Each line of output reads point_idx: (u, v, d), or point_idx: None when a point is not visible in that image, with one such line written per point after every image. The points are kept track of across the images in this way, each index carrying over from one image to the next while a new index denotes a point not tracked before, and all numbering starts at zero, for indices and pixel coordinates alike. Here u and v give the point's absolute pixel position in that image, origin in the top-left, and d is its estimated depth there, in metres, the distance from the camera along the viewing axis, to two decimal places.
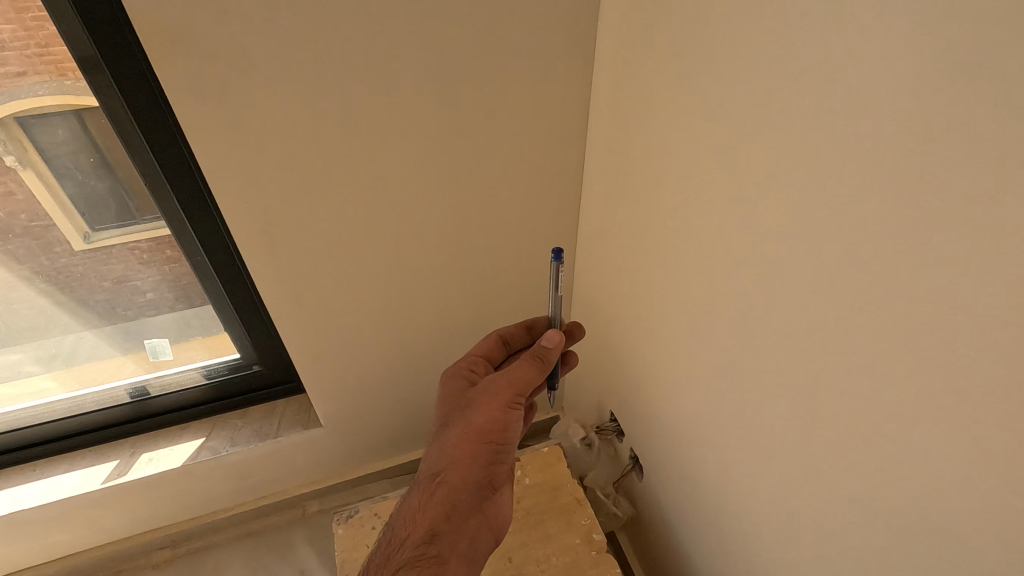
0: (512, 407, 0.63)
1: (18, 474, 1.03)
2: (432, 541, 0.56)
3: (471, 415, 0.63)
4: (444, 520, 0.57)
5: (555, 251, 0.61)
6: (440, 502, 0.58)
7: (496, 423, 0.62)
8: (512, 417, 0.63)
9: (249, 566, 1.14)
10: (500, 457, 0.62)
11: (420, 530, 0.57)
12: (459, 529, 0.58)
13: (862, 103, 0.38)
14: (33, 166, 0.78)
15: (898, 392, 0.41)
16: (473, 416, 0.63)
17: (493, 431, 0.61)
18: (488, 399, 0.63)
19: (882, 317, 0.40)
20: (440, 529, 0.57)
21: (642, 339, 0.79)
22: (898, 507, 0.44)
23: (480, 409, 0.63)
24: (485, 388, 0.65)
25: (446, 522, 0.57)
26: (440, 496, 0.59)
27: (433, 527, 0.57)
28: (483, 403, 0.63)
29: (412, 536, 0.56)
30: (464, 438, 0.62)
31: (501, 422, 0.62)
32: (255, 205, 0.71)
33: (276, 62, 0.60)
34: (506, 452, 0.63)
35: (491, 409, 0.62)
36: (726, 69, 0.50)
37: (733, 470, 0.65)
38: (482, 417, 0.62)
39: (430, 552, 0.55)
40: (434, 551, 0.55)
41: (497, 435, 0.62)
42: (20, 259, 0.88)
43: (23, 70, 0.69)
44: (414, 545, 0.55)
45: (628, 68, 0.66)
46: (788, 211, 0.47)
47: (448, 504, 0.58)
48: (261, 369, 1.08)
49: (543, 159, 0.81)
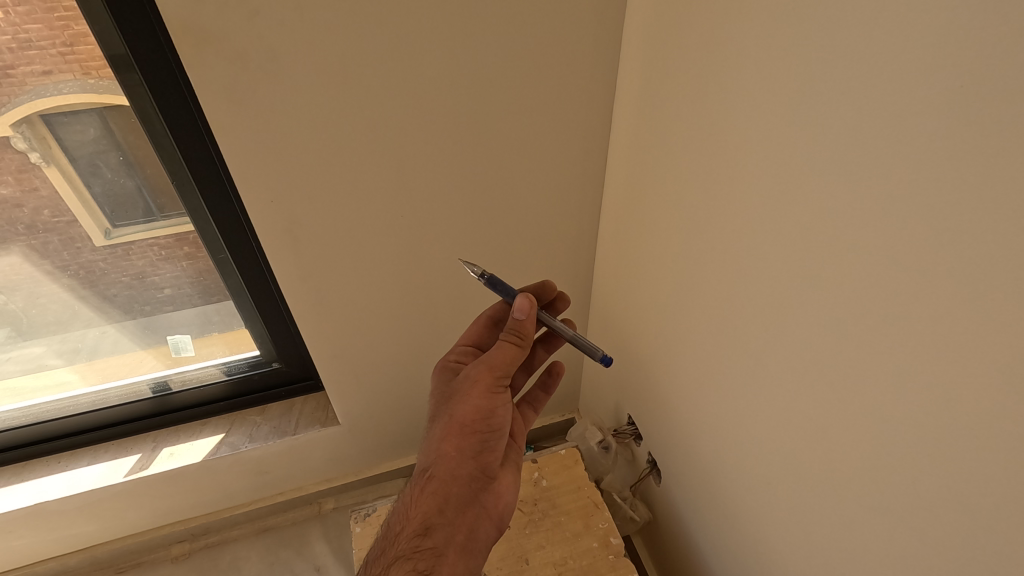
0: (495, 392, 0.62)
1: (40, 466, 1.05)
2: (425, 535, 0.56)
3: (455, 404, 0.62)
4: (437, 513, 0.57)
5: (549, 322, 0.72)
6: (432, 496, 0.58)
7: (480, 411, 0.61)
8: (495, 402, 0.62)
9: (266, 561, 1.15)
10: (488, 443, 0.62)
11: (413, 524, 0.56)
12: (453, 521, 0.58)
13: (905, 107, 0.37)
14: (57, 163, 0.80)
15: (932, 403, 0.40)
16: (457, 406, 0.62)
17: (477, 420, 0.61)
18: (469, 387, 0.62)
19: (919, 326, 0.40)
20: (433, 522, 0.56)
21: (662, 343, 0.78)
22: (928, 520, 0.43)
23: (463, 398, 0.62)
24: (467, 375, 0.63)
25: (439, 515, 0.57)
26: (431, 490, 0.58)
27: (425, 520, 0.56)
28: (466, 392, 0.62)
29: (407, 530, 0.56)
30: (450, 429, 0.61)
31: (485, 411, 0.61)
32: (280, 204, 0.72)
33: (305, 62, 0.60)
34: (496, 438, 0.62)
35: (475, 396, 0.61)
36: (758, 72, 0.50)
37: (755, 477, 0.65)
38: (465, 406, 0.61)
39: (425, 545, 0.55)
40: (429, 544, 0.55)
41: (482, 423, 0.61)
42: (45, 254, 0.89)
43: (47, 69, 0.70)
44: (409, 539, 0.56)
45: (655, 68, 0.65)
46: (821, 216, 0.46)
47: (439, 496, 0.58)
48: (280, 366, 1.09)
49: (567, 161, 0.80)
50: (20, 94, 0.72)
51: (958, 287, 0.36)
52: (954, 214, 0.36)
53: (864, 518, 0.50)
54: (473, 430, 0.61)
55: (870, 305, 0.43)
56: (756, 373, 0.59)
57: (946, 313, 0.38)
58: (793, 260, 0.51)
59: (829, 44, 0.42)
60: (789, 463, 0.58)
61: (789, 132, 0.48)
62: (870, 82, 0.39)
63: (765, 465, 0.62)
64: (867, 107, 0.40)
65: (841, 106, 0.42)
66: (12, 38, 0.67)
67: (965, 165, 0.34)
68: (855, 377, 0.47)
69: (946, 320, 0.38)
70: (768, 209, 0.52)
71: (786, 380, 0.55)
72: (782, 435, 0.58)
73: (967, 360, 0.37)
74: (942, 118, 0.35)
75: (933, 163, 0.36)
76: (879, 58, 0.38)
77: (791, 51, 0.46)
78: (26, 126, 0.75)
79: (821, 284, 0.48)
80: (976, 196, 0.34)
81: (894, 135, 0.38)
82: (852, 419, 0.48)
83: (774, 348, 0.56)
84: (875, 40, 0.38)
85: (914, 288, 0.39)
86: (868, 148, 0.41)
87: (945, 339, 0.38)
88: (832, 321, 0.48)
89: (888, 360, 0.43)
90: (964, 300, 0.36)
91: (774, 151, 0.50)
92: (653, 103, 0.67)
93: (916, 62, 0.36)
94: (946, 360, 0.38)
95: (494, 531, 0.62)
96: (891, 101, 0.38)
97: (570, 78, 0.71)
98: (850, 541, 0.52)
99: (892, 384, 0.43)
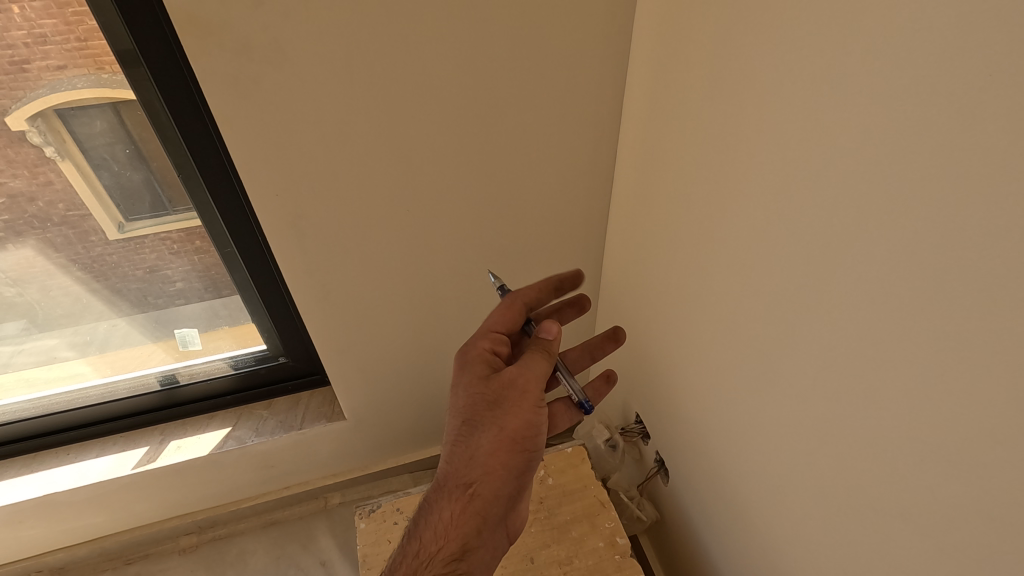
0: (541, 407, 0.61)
1: (53, 457, 1.06)
2: (463, 557, 0.56)
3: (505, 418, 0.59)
4: (475, 535, 0.57)
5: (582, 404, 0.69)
6: (474, 516, 0.57)
7: (530, 429, 0.60)
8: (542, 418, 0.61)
9: (272, 555, 1.15)
10: (527, 460, 0.61)
11: (451, 545, 0.56)
12: (486, 542, 0.58)
13: (920, 103, 0.36)
14: (71, 157, 0.80)
15: (944, 408, 0.39)
16: (506, 419, 0.59)
17: (527, 438, 0.59)
18: (521, 400, 0.60)
19: (936, 326, 0.38)
20: (472, 545, 0.57)
21: (670, 341, 0.77)
22: (941, 526, 0.41)
23: (514, 411, 0.59)
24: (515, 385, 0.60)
25: (477, 537, 0.57)
26: (473, 511, 0.57)
27: (465, 543, 0.57)
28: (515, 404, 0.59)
29: (444, 552, 0.56)
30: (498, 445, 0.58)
31: (534, 427, 0.60)
32: (284, 198, 0.71)
33: (309, 56, 0.60)
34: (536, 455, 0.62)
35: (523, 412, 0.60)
36: (770, 63, 0.48)
37: (763, 479, 0.63)
38: (516, 422, 0.59)
39: (462, 569, 0.55)
40: (465, 568, 0.56)
41: (529, 440, 0.60)
42: (57, 248, 0.90)
43: (63, 63, 0.70)
44: (446, 562, 0.55)
45: (664, 61, 0.63)
46: (833, 210, 0.45)
47: (479, 518, 0.58)
48: (287, 361, 1.09)
49: (575, 156, 0.79)
50: (36, 88, 0.72)
51: (974, 288, 0.35)
52: (969, 213, 0.34)
53: (875, 524, 0.48)
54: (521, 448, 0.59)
55: (885, 303, 0.42)
56: (766, 373, 0.58)
57: (959, 314, 0.36)
58: (806, 257, 0.49)
59: (846, 31, 0.40)
60: (798, 466, 0.56)
61: (803, 125, 0.46)
62: (884, 77, 0.38)
63: (774, 467, 0.60)
64: (880, 102, 0.39)
65: (856, 96, 0.40)
66: (28, 33, 0.67)
67: (989, 158, 0.32)
68: (869, 380, 0.45)
69: (966, 320, 0.36)
70: (779, 203, 0.51)
71: (797, 381, 0.54)
72: (790, 437, 0.57)
73: (984, 362, 0.35)
74: (963, 108, 0.33)
75: (953, 157, 0.35)
76: (895, 51, 0.37)
77: (805, 39, 0.44)
78: (41, 120, 0.75)
79: (834, 279, 0.46)
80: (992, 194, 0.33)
81: (914, 125, 0.37)
82: (865, 421, 0.46)
83: (785, 348, 0.54)
84: (895, 29, 0.37)
85: (931, 286, 0.38)
86: (881, 146, 0.39)
87: (962, 341, 0.36)
88: (844, 319, 0.46)
89: (903, 362, 0.41)
90: (978, 300, 0.35)
91: (786, 144, 0.48)
92: (663, 96, 0.65)
93: (933, 55, 0.34)
94: (964, 362, 0.37)
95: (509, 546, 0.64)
96: (907, 93, 0.37)
97: (579, 72, 0.69)
98: (858, 546, 0.51)
99: (907, 386, 0.41)
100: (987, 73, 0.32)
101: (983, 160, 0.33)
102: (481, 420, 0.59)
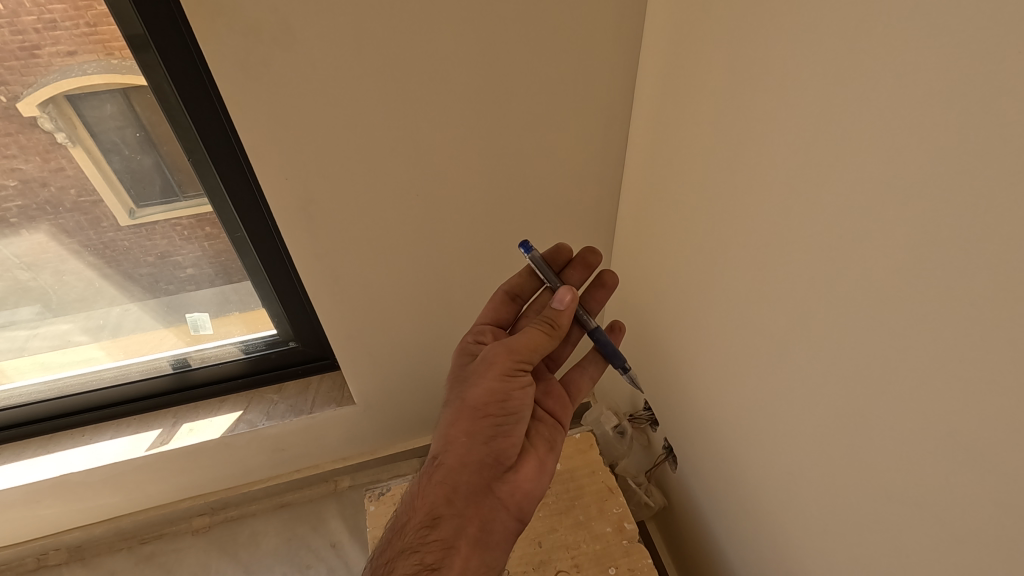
0: (510, 375, 0.62)
1: (67, 438, 1.07)
2: (432, 527, 0.57)
3: (468, 388, 0.63)
4: (444, 503, 0.59)
5: (523, 242, 0.69)
6: (442, 485, 0.60)
7: (492, 395, 0.62)
8: (511, 386, 0.62)
9: (283, 536, 1.17)
10: (508, 430, 0.63)
11: (419, 515, 0.59)
12: (462, 512, 0.59)
13: (935, 92, 0.35)
14: (82, 142, 0.80)
15: (953, 395, 0.38)
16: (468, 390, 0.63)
17: (489, 404, 0.61)
18: (483, 368, 0.62)
19: (950, 315, 0.37)
20: (441, 514, 0.58)
21: (680, 328, 0.77)
22: (960, 514, 0.40)
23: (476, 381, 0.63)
24: (483, 357, 0.64)
25: (447, 506, 0.59)
26: (440, 479, 0.60)
27: (432, 512, 0.58)
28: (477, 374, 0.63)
29: (414, 521, 0.58)
30: (461, 413, 0.62)
31: (498, 393, 0.62)
32: (293, 181, 0.71)
33: (317, 40, 0.59)
34: (510, 423, 0.63)
35: (487, 380, 0.62)
36: (787, 49, 0.47)
37: (774, 468, 0.63)
38: (477, 391, 0.62)
39: (430, 537, 0.57)
40: (437, 537, 0.57)
41: (494, 406, 0.62)
42: (70, 233, 0.91)
43: (72, 49, 0.70)
44: (417, 530, 0.58)
45: (678, 45, 0.62)
46: (850, 192, 0.43)
47: (449, 487, 0.59)
48: (297, 346, 1.09)
49: (586, 143, 0.78)
50: (48, 74, 0.72)
51: (992, 277, 0.34)
52: (986, 202, 0.33)
53: (887, 513, 0.48)
54: (485, 415, 0.62)
55: (901, 291, 0.41)
56: (779, 361, 0.57)
57: (973, 303, 0.35)
58: (820, 242, 0.48)
59: (865, 19, 0.39)
60: (811, 455, 0.56)
61: (818, 115, 0.45)
62: (898, 67, 0.37)
63: (787, 456, 0.60)
64: (894, 94, 0.38)
65: (874, 83, 0.39)
66: (38, 18, 0.67)
67: (1002, 147, 0.32)
68: (884, 368, 0.44)
69: (980, 308, 0.35)
70: (794, 189, 0.49)
71: (810, 372, 0.53)
72: (802, 426, 0.56)
73: (996, 351, 0.35)
74: (985, 93, 0.32)
75: (967, 146, 0.34)
76: (909, 42, 0.36)
77: (823, 22, 0.42)
78: (52, 105, 0.75)
79: (851, 266, 0.45)
80: (1004, 183, 0.32)
81: (931, 112, 0.35)
82: (877, 412, 0.46)
83: (796, 335, 0.53)
84: (912, 17, 0.35)
85: (949, 270, 0.37)
86: (894, 136, 0.39)
87: (977, 331, 0.36)
88: (858, 309, 0.45)
89: (917, 353, 0.40)
90: (992, 291, 0.34)
91: (802, 132, 0.47)
92: (676, 80, 0.64)
93: (951, 44, 0.33)
94: (975, 351, 0.36)
95: (513, 522, 0.63)
96: (919, 82, 0.36)
97: (590, 55, 0.68)
98: (871, 533, 0.50)
99: (920, 376, 0.41)
100: (1008, 58, 0.30)
101: (998, 149, 0.32)
102: (449, 395, 0.65)
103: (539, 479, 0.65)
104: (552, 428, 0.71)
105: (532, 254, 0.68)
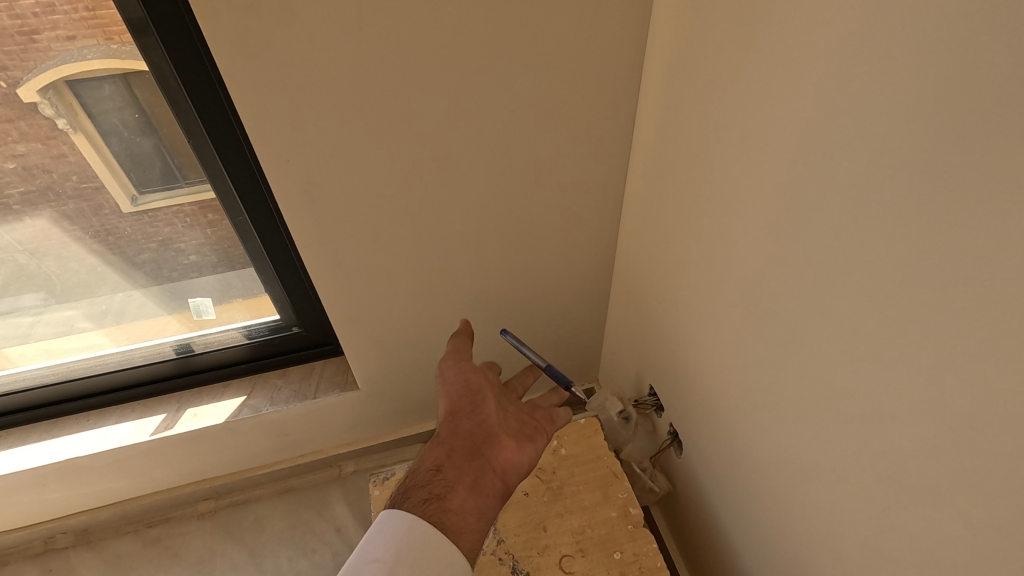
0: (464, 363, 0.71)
1: (71, 423, 1.07)
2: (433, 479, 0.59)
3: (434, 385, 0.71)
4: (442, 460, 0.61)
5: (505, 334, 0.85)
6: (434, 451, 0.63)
7: (452, 380, 0.70)
8: (465, 370, 0.70)
9: (287, 521, 1.17)
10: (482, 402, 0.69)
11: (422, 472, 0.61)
12: (461, 466, 0.61)
13: (960, 63, 0.34)
14: (83, 129, 0.79)
15: (966, 377, 0.38)
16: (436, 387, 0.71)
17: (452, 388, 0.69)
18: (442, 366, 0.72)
19: (967, 295, 0.36)
20: (439, 468, 0.60)
21: (685, 313, 0.76)
22: (971, 497, 0.40)
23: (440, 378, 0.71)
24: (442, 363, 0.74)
25: (445, 461, 0.61)
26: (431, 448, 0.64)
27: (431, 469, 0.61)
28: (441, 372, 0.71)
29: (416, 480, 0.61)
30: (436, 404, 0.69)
31: (457, 378, 0.70)
32: (295, 163, 0.70)
33: (319, 17, 0.58)
34: (480, 399, 0.69)
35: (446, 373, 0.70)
36: (800, 24, 0.45)
37: (780, 453, 0.62)
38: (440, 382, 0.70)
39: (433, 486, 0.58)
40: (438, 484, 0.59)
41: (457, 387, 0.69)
42: (72, 218, 0.90)
43: (71, 33, 0.69)
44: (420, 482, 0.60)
45: (688, 22, 0.60)
46: (865, 169, 0.42)
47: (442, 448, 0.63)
48: (300, 331, 1.09)
49: (592, 126, 0.77)
50: (47, 59, 0.71)
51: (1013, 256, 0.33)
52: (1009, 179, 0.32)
53: (897, 499, 0.47)
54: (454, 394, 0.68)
55: (920, 269, 0.39)
56: (788, 346, 0.56)
57: (992, 282, 0.35)
58: (832, 221, 0.46)
59: None
60: (817, 440, 0.55)
61: (832, 91, 0.43)
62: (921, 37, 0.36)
63: (794, 441, 0.59)
64: (915, 66, 0.37)
65: (893, 56, 0.38)
66: (36, 2, 0.66)
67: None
68: (897, 351, 0.43)
69: (997, 288, 0.34)
70: (805, 168, 0.48)
71: (819, 357, 0.52)
72: (809, 411, 0.55)
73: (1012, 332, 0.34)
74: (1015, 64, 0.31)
75: (993, 118, 0.33)
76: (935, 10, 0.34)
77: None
78: (52, 91, 0.74)
79: (864, 249, 0.44)
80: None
81: (954, 84, 0.34)
82: (886, 396, 0.45)
83: (805, 319, 0.52)
84: None
85: (971, 248, 0.36)
86: (914, 111, 0.37)
87: (993, 310, 0.35)
88: (870, 292, 0.44)
89: (930, 334, 0.40)
90: (1012, 271, 0.33)
91: (814, 109, 0.46)
92: (685, 59, 0.62)
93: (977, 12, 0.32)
94: (991, 331, 0.35)
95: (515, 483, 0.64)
96: (943, 53, 0.35)
97: (596, 34, 0.66)
98: (877, 515, 0.50)
99: (933, 359, 0.40)
100: None
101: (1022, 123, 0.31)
102: None
103: (531, 447, 0.68)
104: (543, 417, 0.74)
105: (509, 336, 0.84)
